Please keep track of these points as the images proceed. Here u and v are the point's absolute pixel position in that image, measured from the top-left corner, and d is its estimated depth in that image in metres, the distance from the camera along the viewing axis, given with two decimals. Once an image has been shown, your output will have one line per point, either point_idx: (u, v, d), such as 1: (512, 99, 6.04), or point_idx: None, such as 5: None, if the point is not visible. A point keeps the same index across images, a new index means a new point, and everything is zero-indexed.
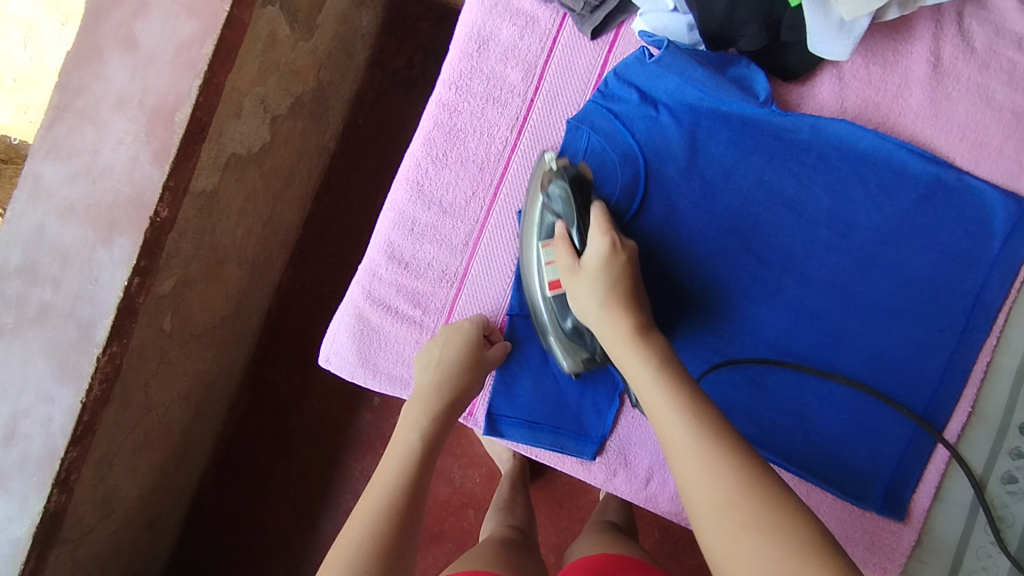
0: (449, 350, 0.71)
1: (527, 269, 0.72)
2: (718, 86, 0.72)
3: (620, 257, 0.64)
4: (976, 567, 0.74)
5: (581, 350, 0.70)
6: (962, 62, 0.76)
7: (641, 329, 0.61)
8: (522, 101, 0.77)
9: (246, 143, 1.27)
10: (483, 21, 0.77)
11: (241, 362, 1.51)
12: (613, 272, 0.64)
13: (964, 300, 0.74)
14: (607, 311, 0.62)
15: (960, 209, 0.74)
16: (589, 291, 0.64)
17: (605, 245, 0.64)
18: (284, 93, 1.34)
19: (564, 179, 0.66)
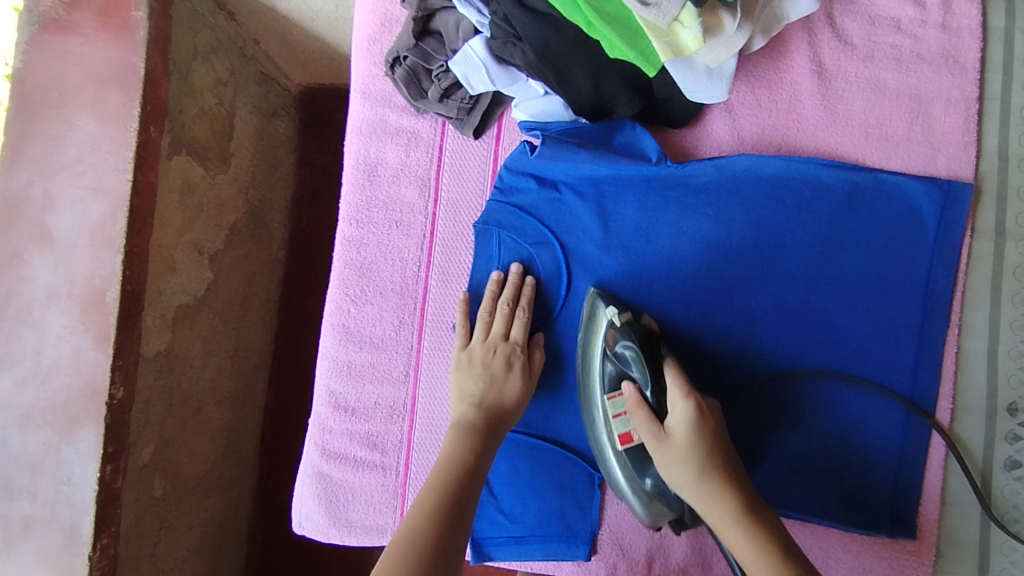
0: (502, 386, 0.68)
1: (595, 425, 0.69)
2: (608, 159, 0.71)
3: (709, 423, 0.60)
4: (1005, 563, 0.72)
5: (663, 509, 0.65)
6: (845, 61, 0.75)
7: (744, 504, 0.56)
8: (425, 218, 0.76)
9: (190, 291, 1.25)
10: (366, 149, 0.76)
11: (249, 488, 1.50)
12: (702, 438, 0.59)
13: (914, 296, 0.72)
14: (708, 488, 0.57)
15: (887, 209, 0.72)
16: (677, 463, 0.59)
17: (689, 412, 0.60)
18: (216, 229, 1.32)
19: (632, 338, 0.65)
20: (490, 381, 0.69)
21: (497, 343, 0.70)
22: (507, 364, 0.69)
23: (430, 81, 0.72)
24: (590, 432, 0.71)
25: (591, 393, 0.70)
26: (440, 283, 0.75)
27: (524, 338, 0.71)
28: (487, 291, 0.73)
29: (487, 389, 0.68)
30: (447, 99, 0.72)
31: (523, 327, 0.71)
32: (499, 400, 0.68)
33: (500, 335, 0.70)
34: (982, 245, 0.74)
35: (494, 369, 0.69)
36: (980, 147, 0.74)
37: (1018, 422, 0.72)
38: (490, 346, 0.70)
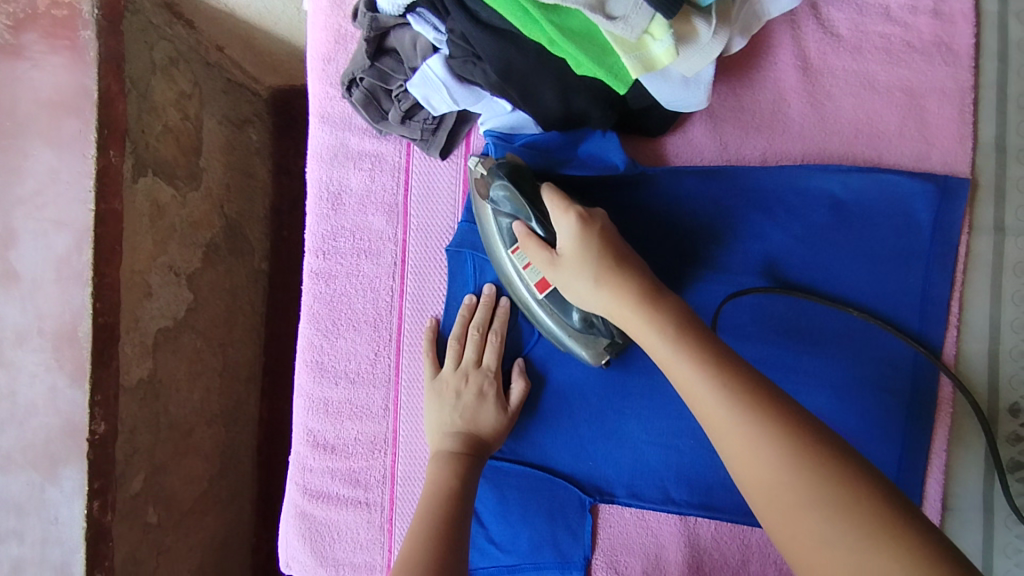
0: (478, 415, 0.66)
1: (512, 283, 0.66)
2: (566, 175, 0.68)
3: (594, 228, 0.56)
4: (1009, 566, 0.70)
5: (599, 341, 0.62)
6: (832, 54, 0.70)
7: (640, 295, 0.53)
8: (395, 244, 0.72)
9: (168, 314, 1.11)
10: (329, 176, 0.72)
11: (248, 507, 1.36)
12: (589, 240, 0.56)
13: (913, 300, 0.69)
14: (607, 290, 0.54)
15: (881, 211, 0.68)
16: (576, 276, 0.56)
17: (572, 223, 0.56)
18: (192, 248, 1.17)
19: (501, 176, 0.61)
20: (465, 411, 0.66)
21: (468, 371, 0.68)
22: (479, 394, 0.66)
23: (391, 103, 0.68)
24: (512, 291, 0.67)
25: (498, 256, 0.66)
26: (415, 312, 0.72)
27: (497, 363, 0.68)
28: (457, 318, 0.70)
29: (462, 421, 0.66)
30: (409, 121, 0.68)
31: (495, 351, 0.68)
32: (476, 429, 0.66)
33: (472, 363, 0.68)
34: (979, 242, 0.70)
35: (468, 399, 0.66)
36: (977, 138, 0.70)
37: (1019, 423, 0.70)
38: (462, 375, 0.68)
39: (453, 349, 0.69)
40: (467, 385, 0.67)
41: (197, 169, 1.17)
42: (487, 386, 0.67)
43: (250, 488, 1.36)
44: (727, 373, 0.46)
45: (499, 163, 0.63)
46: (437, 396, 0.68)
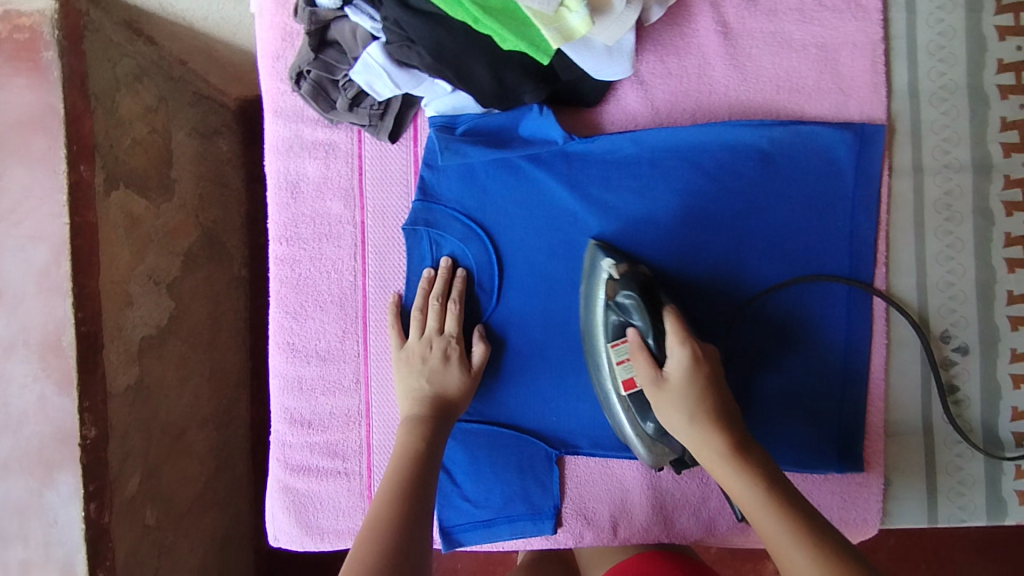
0: (443, 377, 0.71)
1: (598, 368, 0.71)
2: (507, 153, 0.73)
3: (704, 368, 0.61)
4: (951, 483, 0.75)
5: (665, 450, 0.67)
6: (749, 18, 0.75)
7: (730, 440, 0.58)
8: (354, 226, 0.76)
9: (151, 321, 1.15)
10: (286, 166, 0.76)
11: (246, 505, 1.39)
12: (697, 381, 0.61)
13: (842, 242, 0.73)
14: (699, 429, 0.59)
15: (805, 161, 0.73)
16: (674, 407, 0.60)
17: (685, 355, 0.61)
18: (171, 257, 1.21)
19: (633, 288, 0.67)
20: (432, 375, 0.71)
21: (432, 338, 0.72)
22: (445, 357, 0.71)
23: (338, 92, 0.72)
24: (597, 380, 0.72)
25: (595, 344, 0.71)
26: (378, 289, 0.76)
27: (458, 329, 0.73)
28: (418, 291, 0.74)
29: (430, 383, 0.70)
30: (356, 108, 0.72)
31: (456, 318, 0.73)
32: (443, 391, 0.70)
33: (435, 330, 0.72)
34: (901, 183, 0.75)
35: (434, 364, 0.71)
36: (891, 87, 0.75)
37: (951, 349, 0.75)
38: (427, 342, 0.72)
39: (417, 319, 0.73)
40: (432, 351, 0.72)
41: (169, 181, 1.21)
42: (451, 349, 0.72)
43: (246, 488, 1.38)
44: (811, 533, 0.51)
45: (629, 275, 0.68)
46: (406, 363, 0.72)
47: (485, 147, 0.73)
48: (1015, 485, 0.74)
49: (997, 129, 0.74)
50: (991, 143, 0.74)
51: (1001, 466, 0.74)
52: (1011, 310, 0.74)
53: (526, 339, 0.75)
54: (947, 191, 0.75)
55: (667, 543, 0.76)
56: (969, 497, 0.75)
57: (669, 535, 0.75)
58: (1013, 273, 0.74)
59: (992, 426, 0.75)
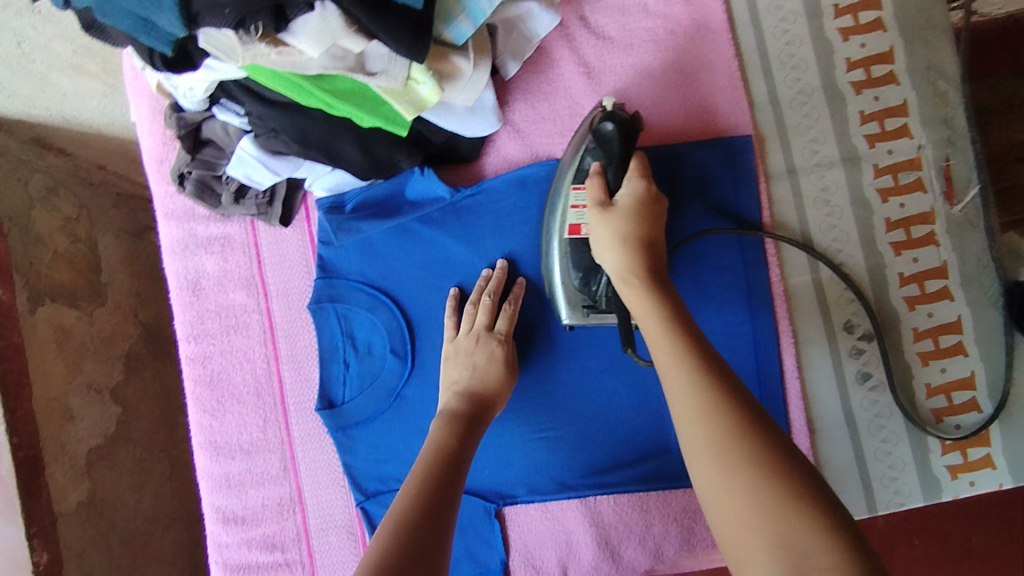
0: (485, 373, 0.68)
1: (550, 204, 0.68)
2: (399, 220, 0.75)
3: (651, 206, 0.61)
4: (883, 469, 0.76)
5: (583, 301, 0.67)
6: (608, 55, 0.78)
7: (656, 286, 0.57)
8: (260, 314, 0.77)
9: (99, 431, 1.06)
10: (184, 267, 0.77)
11: None
12: (643, 213, 0.61)
13: (731, 253, 0.76)
14: (631, 254, 0.59)
15: (684, 183, 0.76)
16: (607, 236, 0.60)
17: (641, 193, 0.61)
18: (111, 362, 1.10)
19: (615, 121, 0.63)
20: (473, 371, 0.68)
21: (480, 333, 0.70)
22: (489, 353, 0.69)
23: (222, 186, 0.73)
24: (544, 221, 0.70)
25: (558, 182, 0.68)
26: (292, 373, 0.77)
27: (509, 329, 0.70)
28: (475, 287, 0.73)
29: (472, 379, 0.68)
30: (242, 199, 0.73)
31: (508, 318, 0.70)
32: (481, 386, 0.67)
33: (484, 326, 0.70)
34: (778, 187, 0.78)
35: (477, 358, 0.69)
36: (752, 100, 0.78)
37: (856, 338, 0.77)
38: (474, 337, 0.70)
39: (469, 315, 0.72)
40: (477, 347, 0.70)
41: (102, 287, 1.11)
42: (496, 346, 0.69)
43: None
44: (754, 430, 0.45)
45: (612, 111, 0.64)
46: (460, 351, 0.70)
47: (376, 220, 0.75)
48: (943, 460, 0.76)
49: (858, 123, 0.78)
50: (854, 137, 0.78)
51: (926, 445, 0.76)
52: (905, 291, 0.77)
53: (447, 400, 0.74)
54: (824, 188, 0.78)
55: None
56: (903, 481, 0.76)
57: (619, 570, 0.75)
58: (901, 255, 0.77)
59: (910, 405, 0.77)
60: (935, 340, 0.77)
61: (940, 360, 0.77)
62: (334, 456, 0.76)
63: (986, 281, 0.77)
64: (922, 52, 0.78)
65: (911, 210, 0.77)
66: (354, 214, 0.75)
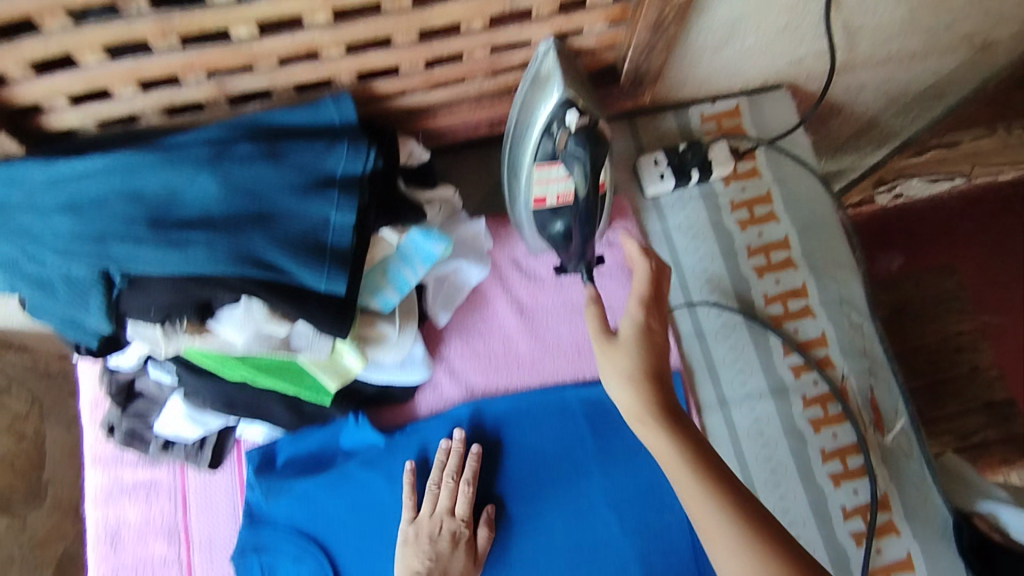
0: (446, 564, 0.70)
1: (513, 182, 0.73)
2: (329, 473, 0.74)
3: (649, 333, 0.63)
4: None
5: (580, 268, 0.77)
6: (540, 295, 0.82)
7: (673, 418, 0.59)
8: (180, 568, 0.73)
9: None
10: (106, 516, 0.74)
11: None
12: (647, 344, 0.63)
13: (665, 487, 0.77)
14: (639, 393, 0.60)
15: (617, 417, 0.79)
16: (618, 370, 0.62)
17: (638, 317, 0.64)
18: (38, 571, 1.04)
19: (580, 143, 0.63)
20: (437, 560, 0.70)
21: (443, 518, 0.72)
22: (453, 542, 0.71)
23: (152, 434, 0.73)
24: (506, 162, 0.75)
25: (508, 145, 0.72)
26: None
27: (470, 512, 0.73)
28: (435, 463, 0.74)
29: (434, 568, 0.69)
30: (171, 447, 0.73)
31: (468, 501, 0.73)
32: None
33: (446, 510, 0.72)
34: (711, 418, 0.80)
35: (441, 547, 0.70)
36: (678, 332, 0.82)
37: None
38: (437, 521, 0.72)
39: (430, 493, 0.73)
40: (441, 533, 0.71)
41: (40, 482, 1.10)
42: (460, 532, 0.72)
43: None
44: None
45: (579, 133, 0.63)
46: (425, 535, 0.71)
47: (311, 474, 0.73)
48: None
49: (780, 354, 0.81)
50: (779, 368, 0.81)
51: None
52: (850, 525, 0.76)
53: None
54: (756, 419, 0.79)
55: None
56: None
57: None
58: (840, 486, 0.77)
59: None
60: None
61: None
62: None
63: (931, 510, 0.77)
64: (833, 287, 0.84)
65: (843, 440, 0.78)
66: (286, 463, 0.74)
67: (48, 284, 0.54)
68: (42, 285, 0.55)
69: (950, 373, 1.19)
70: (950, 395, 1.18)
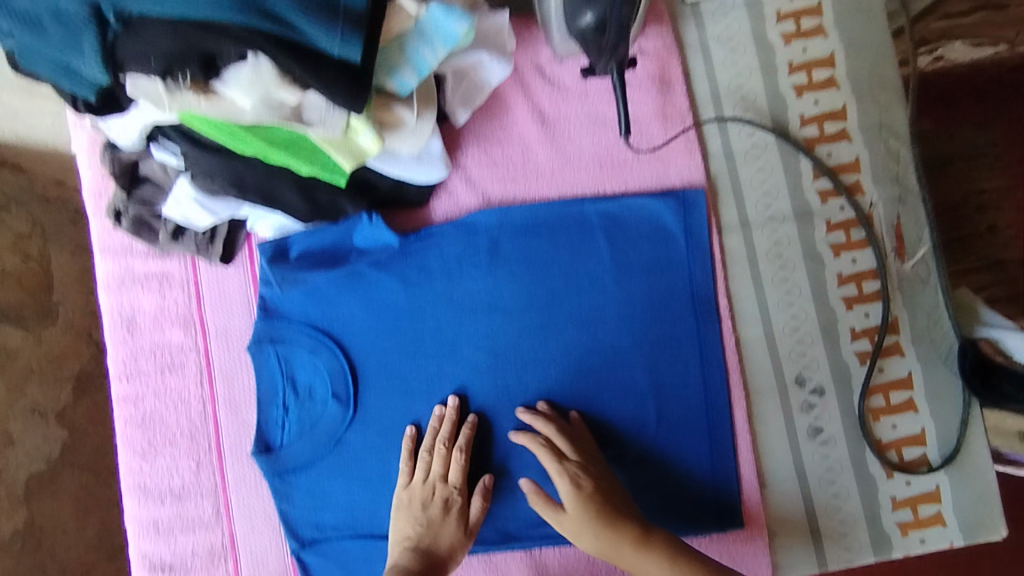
0: (437, 530, 0.69)
1: None
2: (342, 270, 0.73)
3: (581, 491, 0.67)
4: (840, 551, 0.75)
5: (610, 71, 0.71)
6: (563, 104, 0.77)
7: (637, 535, 0.66)
8: (197, 355, 0.74)
9: (39, 458, 0.97)
10: (120, 304, 0.74)
11: None
12: (589, 501, 0.67)
13: (682, 303, 0.76)
14: (607, 541, 0.66)
15: (637, 231, 0.76)
16: (590, 526, 0.67)
17: (569, 487, 0.68)
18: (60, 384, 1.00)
19: None
20: (428, 528, 0.69)
21: (435, 484, 0.70)
22: (445, 510, 0.69)
23: (160, 222, 0.71)
24: None
25: None
26: (228, 415, 0.73)
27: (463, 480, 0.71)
28: (429, 429, 0.73)
29: (424, 534, 0.68)
30: (181, 237, 0.71)
31: (461, 468, 0.70)
32: (434, 545, 0.68)
33: (439, 476, 0.70)
34: (731, 239, 0.78)
35: (432, 513, 0.69)
36: (706, 151, 0.78)
37: (808, 392, 0.76)
38: (429, 487, 0.70)
39: (424, 462, 0.71)
40: (433, 499, 0.70)
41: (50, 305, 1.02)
42: (452, 498, 0.70)
43: None
44: None
45: None
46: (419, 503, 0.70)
47: (324, 270, 0.73)
48: (894, 517, 0.76)
49: (810, 178, 0.78)
50: (806, 192, 0.78)
51: (875, 500, 0.76)
52: (856, 346, 0.77)
53: (385, 427, 0.73)
54: (777, 241, 0.78)
55: None
56: (853, 536, 0.76)
57: None
58: (852, 309, 0.77)
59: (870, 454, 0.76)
60: (887, 396, 0.77)
61: (891, 417, 0.76)
62: (268, 499, 0.73)
63: (938, 336, 0.77)
64: (875, 111, 0.79)
65: (862, 266, 0.78)
66: (301, 258, 0.73)
67: (37, 22, 0.48)
68: (31, 24, 0.49)
69: (969, 232, 1.17)
70: (964, 254, 1.17)
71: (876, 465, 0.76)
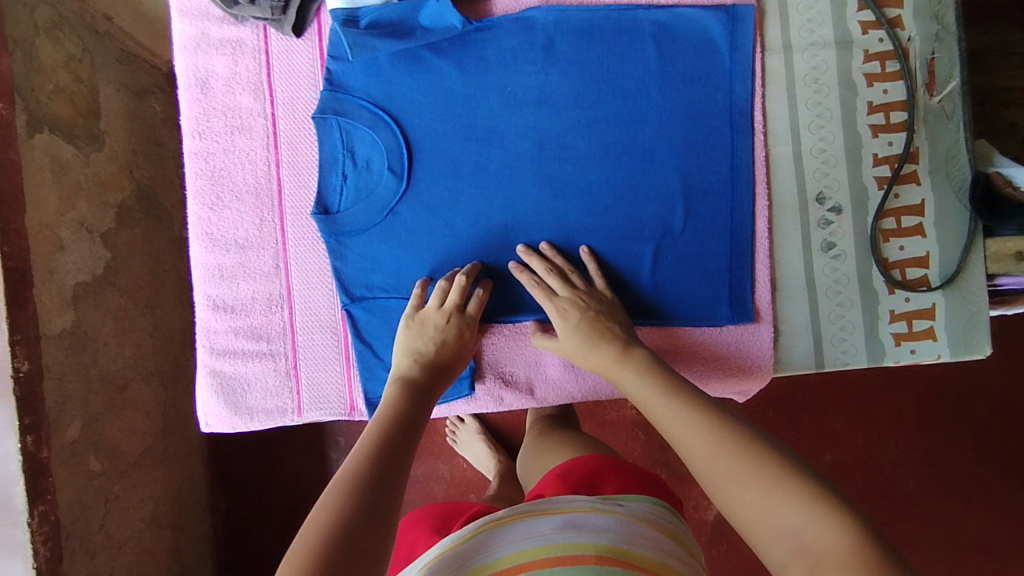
0: (447, 350, 0.74)
1: None
2: (404, 48, 0.77)
3: (572, 316, 0.74)
4: (838, 354, 0.82)
5: None
6: None
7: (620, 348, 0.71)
8: (264, 120, 0.79)
9: (87, 270, 1.30)
10: (195, 64, 0.79)
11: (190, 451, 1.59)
12: (579, 326, 0.74)
13: (720, 114, 0.80)
14: (593, 356, 0.73)
15: (686, 41, 0.80)
16: (574, 347, 0.74)
17: (555, 314, 0.75)
18: (105, 208, 1.36)
19: None
20: (441, 346, 0.74)
21: (451, 312, 0.75)
22: (457, 334, 0.75)
23: None
24: None
25: None
26: (291, 179, 0.80)
27: (478, 312, 0.76)
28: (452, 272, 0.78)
29: (433, 352, 0.74)
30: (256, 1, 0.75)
31: (480, 303, 0.76)
32: (442, 361, 0.74)
33: (456, 306, 0.75)
34: (771, 60, 0.82)
35: (447, 335, 0.74)
36: None
37: (826, 209, 0.82)
38: (446, 314, 0.75)
39: (442, 290, 0.75)
40: (447, 325, 0.75)
41: (98, 133, 1.36)
42: (464, 329, 0.76)
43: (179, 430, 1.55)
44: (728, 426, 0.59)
45: None
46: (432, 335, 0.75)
47: (390, 39, 0.76)
48: (890, 327, 0.83)
49: (854, 9, 0.82)
50: (849, 22, 0.82)
51: (875, 311, 0.83)
52: (876, 171, 0.82)
53: (433, 207, 0.79)
54: (815, 66, 0.82)
55: (597, 394, 0.83)
56: (851, 342, 0.82)
57: (580, 388, 0.82)
58: (877, 137, 0.82)
59: (878, 270, 0.82)
60: (899, 220, 0.83)
61: (901, 239, 0.83)
62: (323, 258, 0.80)
63: (956, 169, 0.82)
64: None
65: (892, 97, 0.82)
66: (368, 30, 0.76)
67: None
68: None
69: None
70: None
71: (881, 280, 0.82)
